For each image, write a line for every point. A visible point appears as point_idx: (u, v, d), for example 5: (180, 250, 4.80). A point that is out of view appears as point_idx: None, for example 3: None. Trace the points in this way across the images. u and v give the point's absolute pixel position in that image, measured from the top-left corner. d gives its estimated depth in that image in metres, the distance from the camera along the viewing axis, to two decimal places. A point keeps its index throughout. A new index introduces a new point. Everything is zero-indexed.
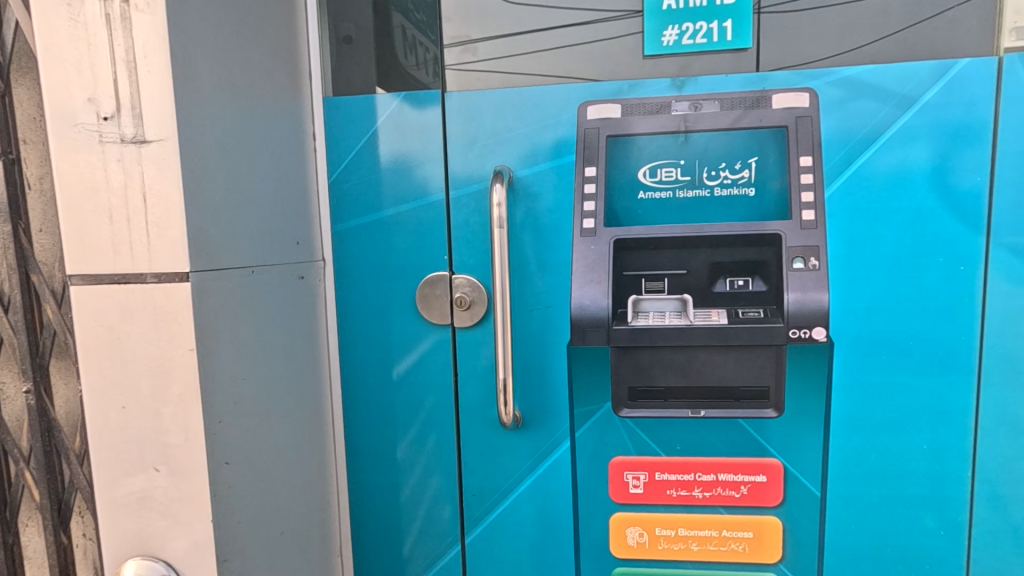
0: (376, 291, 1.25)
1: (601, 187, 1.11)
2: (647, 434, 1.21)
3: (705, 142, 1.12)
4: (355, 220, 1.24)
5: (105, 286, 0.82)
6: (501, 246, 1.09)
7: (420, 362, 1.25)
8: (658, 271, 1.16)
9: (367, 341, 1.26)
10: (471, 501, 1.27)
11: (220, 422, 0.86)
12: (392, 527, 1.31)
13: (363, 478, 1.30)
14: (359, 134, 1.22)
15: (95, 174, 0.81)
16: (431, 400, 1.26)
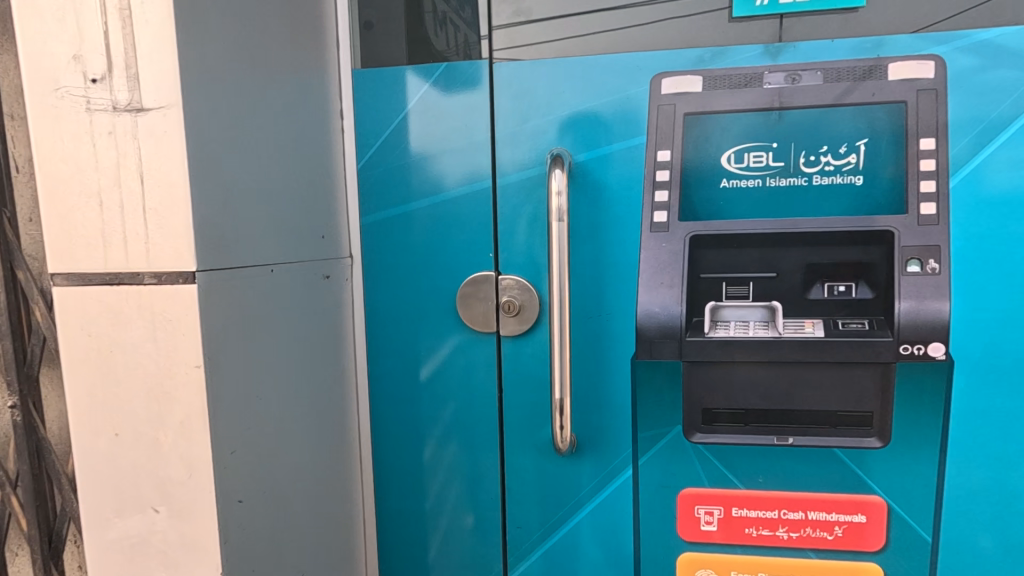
0: (397, 286, 1.09)
1: (676, 174, 0.94)
2: (724, 464, 1.03)
3: (803, 121, 0.94)
4: (385, 211, 1.08)
5: (94, 288, 0.68)
6: (562, 244, 0.92)
7: (452, 364, 1.09)
8: (741, 274, 0.98)
9: (397, 347, 1.10)
10: (496, 517, 1.12)
11: (231, 454, 0.71)
12: (410, 540, 1.15)
13: (385, 492, 1.15)
14: (390, 113, 1.06)
15: (81, 150, 0.66)
16: (453, 405, 1.10)
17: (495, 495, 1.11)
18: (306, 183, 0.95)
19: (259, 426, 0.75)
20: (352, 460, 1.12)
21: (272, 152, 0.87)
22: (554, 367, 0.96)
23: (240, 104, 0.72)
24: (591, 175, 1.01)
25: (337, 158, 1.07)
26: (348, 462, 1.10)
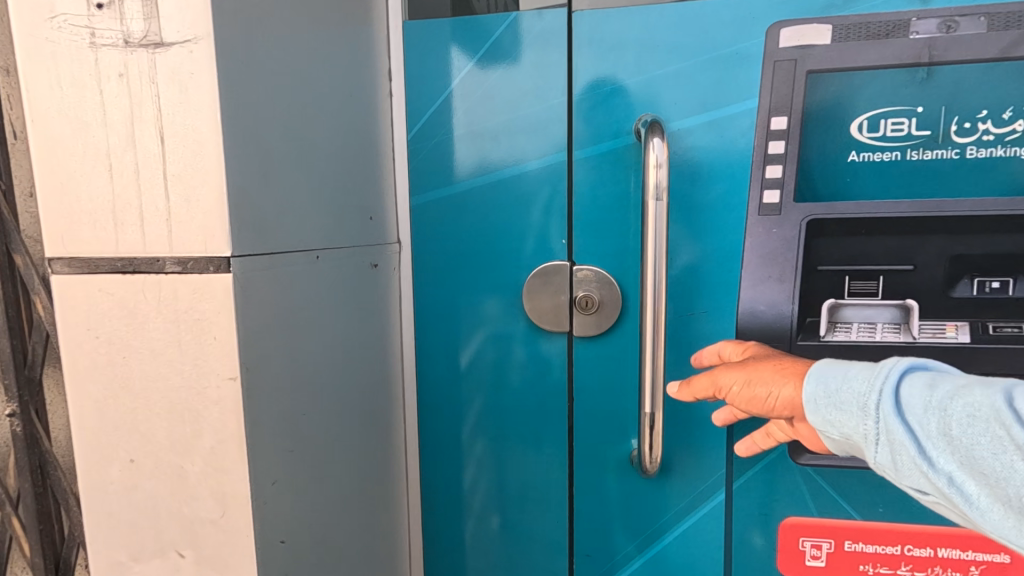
0: (438, 269, 0.94)
1: (793, 146, 0.78)
2: (835, 489, 0.89)
3: (957, 78, 0.77)
4: (439, 188, 0.92)
5: (102, 277, 0.53)
6: (661, 224, 0.77)
7: (497, 356, 0.95)
8: (869, 266, 0.80)
9: (447, 344, 0.96)
10: (534, 524, 0.98)
11: (271, 485, 0.57)
12: (443, 553, 1.01)
13: (432, 509, 1.00)
14: (448, 75, 0.90)
15: (82, 97, 0.51)
16: (495, 401, 0.96)
17: (534, 500, 0.97)
18: (350, 154, 0.79)
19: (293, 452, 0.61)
20: (397, 477, 0.97)
21: (319, 113, 0.72)
22: (644, 377, 0.81)
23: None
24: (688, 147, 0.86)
25: (384, 128, 0.91)
26: (394, 479, 0.96)
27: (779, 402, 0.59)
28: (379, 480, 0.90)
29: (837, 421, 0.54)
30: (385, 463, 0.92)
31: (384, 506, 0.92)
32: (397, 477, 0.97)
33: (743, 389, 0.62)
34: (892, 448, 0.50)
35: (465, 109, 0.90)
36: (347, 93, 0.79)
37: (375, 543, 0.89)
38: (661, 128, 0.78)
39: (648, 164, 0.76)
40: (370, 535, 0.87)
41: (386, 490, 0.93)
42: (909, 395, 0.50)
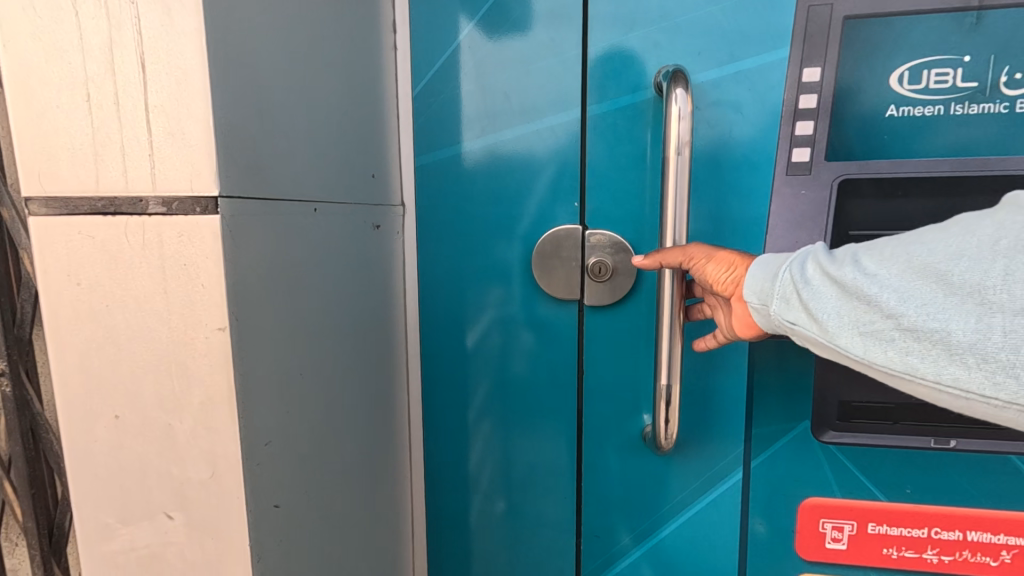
0: (440, 235, 0.90)
1: (826, 99, 0.73)
2: (862, 471, 0.85)
3: (1011, 23, 0.71)
4: (447, 149, 0.88)
5: (82, 219, 0.49)
6: (683, 180, 0.73)
7: (503, 330, 0.91)
8: (905, 230, 0.74)
9: (453, 314, 0.92)
10: (535, 501, 0.94)
11: (265, 446, 0.54)
12: (449, 531, 0.98)
13: (436, 486, 0.97)
14: (457, 28, 0.85)
15: (59, 23, 0.47)
16: (501, 376, 0.92)
17: (536, 477, 0.94)
18: (352, 110, 0.75)
19: (288, 413, 0.58)
20: (401, 454, 0.94)
21: (319, 60, 0.67)
22: (660, 350, 0.77)
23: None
24: (712, 103, 0.82)
25: (389, 86, 0.86)
26: (398, 455, 0.93)
27: (732, 281, 0.64)
28: (381, 455, 0.87)
29: (754, 288, 0.60)
30: (387, 439, 0.89)
31: (386, 483, 0.89)
32: (401, 452, 0.94)
33: (710, 255, 0.66)
34: (779, 290, 0.57)
35: (473, 65, 0.86)
36: (349, 44, 0.75)
37: (378, 519, 0.86)
38: (683, 77, 0.72)
39: (670, 116, 0.71)
40: (373, 512, 0.84)
41: (389, 466, 0.90)
42: (803, 257, 0.58)
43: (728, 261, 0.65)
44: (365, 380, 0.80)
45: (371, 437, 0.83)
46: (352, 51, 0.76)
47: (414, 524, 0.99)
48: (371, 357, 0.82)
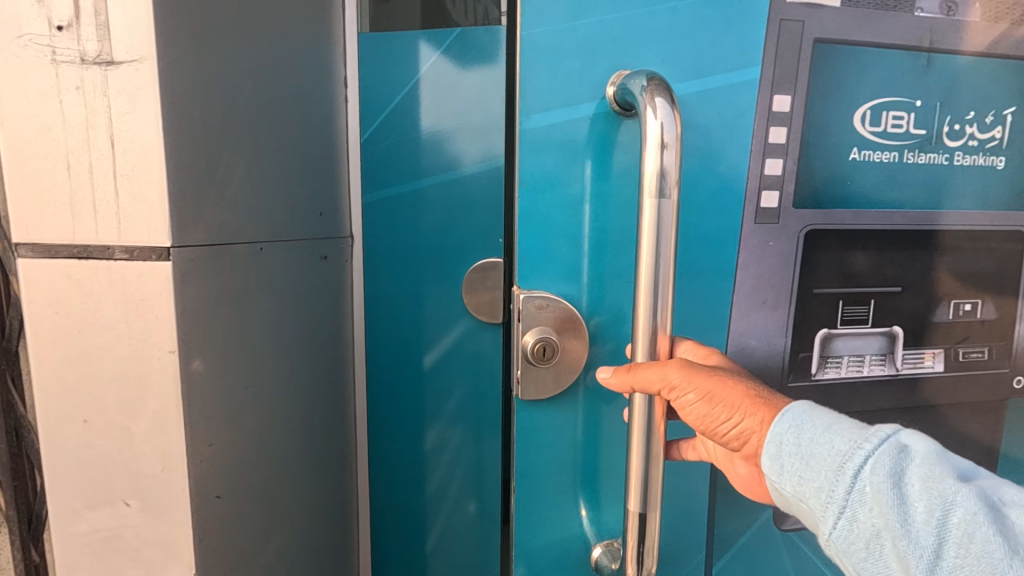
0: (387, 266, 1.02)
1: (794, 135, 0.70)
2: (814, 553, 0.83)
3: (952, 72, 0.73)
4: (390, 189, 0.99)
5: (61, 262, 0.61)
6: (669, 224, 0.55)
7: (455, 352, 1.01)
8: (862, 289, 0.76)
9: (397, 334, 1.03)
10: (483, 504, 1.06)
11: (208, 447, 0.66)
12: (413, 532, 1.09)
13: (387, 488, 1.09)
14: (406, 72, 0.95)
15: (46, 107, 0.59)
16: (452, 394, 1.03)
17: (486, 480, 1.05)
18: (302, 160, 0.87)
19: (229, 421, 0.70)
20: (346, 458, 1.07)
21: (271, 119, 0.79)
22: (633, 457, 0.58)
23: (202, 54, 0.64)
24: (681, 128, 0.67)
25: (338, 132, 0.99)
26: (343, 457, 1.05)
27: (733, 429, 0.52)
28: (331, 457, 1.00)
29: (806, 482, 0.46)
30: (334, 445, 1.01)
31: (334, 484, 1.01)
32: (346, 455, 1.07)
33: (699, 389, 0.53)
34: (866, 519, 0.43)
35: (429, 98, 0.94)
36: (300, 101, 0.87)
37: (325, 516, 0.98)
38: (663, 82, 0.56)
39: (648, 143, 0.54)
40: (321, 509, 0.97)
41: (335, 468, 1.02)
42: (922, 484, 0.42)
43: (717, 402, 0.53)
44: (313, 396, 0.92)
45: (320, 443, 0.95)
46: (304, 108, 0.87)
47: (362, 516, 1.11)
48: (320, 374, 0.94)
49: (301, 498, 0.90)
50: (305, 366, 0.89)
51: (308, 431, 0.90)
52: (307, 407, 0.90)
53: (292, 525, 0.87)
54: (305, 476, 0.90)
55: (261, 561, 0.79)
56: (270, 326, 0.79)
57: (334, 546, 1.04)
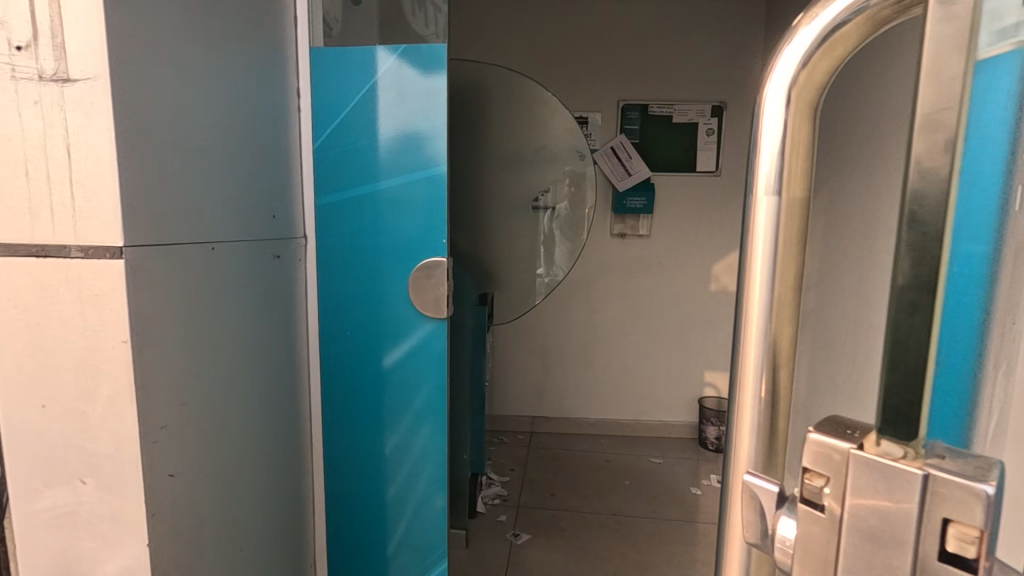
0: (340, 272, 1.11)
1: None
2: None
3: None
4: (344, 192, 1.08)
5: (22, 260, 0.67)
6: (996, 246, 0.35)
7: (415, 354, 1.12)
8: None
9: (355, 335, 1.13)
10: (431, 497, 1.17)
11: (160, 429, 0.72)
12: (375, 523, 1.20)
13: (346, 481, 1.19)
14: (361, 93, 1.05)
15: (7, 119, 0.65)
16: (403, 393, 1.14)
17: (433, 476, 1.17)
18: (257, 166, 0.94)
19: (179, 407, 0.75)
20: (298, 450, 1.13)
21: (228, 129, 0.86)
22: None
23: (158, 71, 0.71)
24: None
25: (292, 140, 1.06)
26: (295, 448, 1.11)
27: None
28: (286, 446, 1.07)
29: None
30: (288, 435, 1.08)
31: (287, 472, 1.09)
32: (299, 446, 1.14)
33: None
34: None
35: (385, 101, 1.05)
36: (256, 111, 0.94)
37: (280, 500, 1.05)
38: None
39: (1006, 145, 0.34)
40: (277, 494, 1.03)
41: (290, 456, 1.09)
42: None
43: None
44: (267, 388, 0.98)
45: (277, 432, 1.02)
46: (259, 118, 0.94)
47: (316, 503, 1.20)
48: (275, 368, 1.01)
49: (257, 484, 0.96)
50: (260, 360, 0.96)
51: (263, 420, 0.97)
52: (261, 397, 0.96)
53: (246, 506, 0.93)
54: (259, 461, 0.96)
55: (215, 538, 0.85)
56: (221, 321, 0.85)
57: (289, 531, 1.11)
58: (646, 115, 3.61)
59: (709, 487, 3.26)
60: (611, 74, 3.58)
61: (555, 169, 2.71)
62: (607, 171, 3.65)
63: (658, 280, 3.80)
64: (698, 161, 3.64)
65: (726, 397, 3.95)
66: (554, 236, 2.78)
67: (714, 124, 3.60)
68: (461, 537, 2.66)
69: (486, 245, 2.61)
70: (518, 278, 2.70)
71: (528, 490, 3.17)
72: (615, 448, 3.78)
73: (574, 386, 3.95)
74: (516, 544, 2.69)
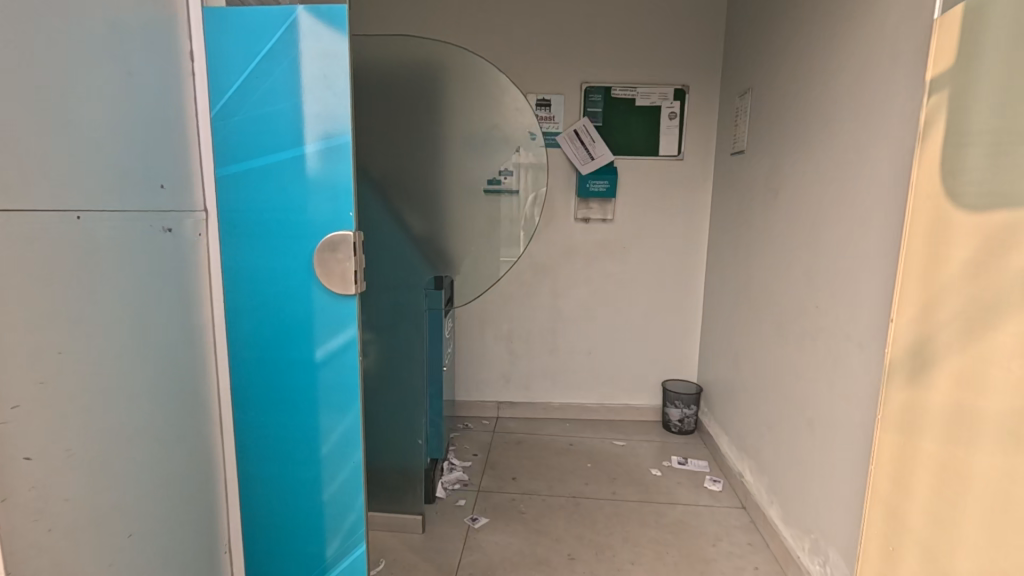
0: (262, 274, 1.31)
1: None
2: None
3: None
4: (249, 161, 1.25)
5: None
6: None
7: (342, 347, 1.34)
8: None
9: (280, 324, 1.33)
10: (349, 472, 1.41)
11: (11, 409, 0.82)
12: (295, 488, 1.43)
13: (271, 451, 1.41)
14: (280, 111, 1.24)
15: None
16: (325, 382, 1.37)
17: (349, 458, 1.40)
18: (131, 142, 1.02)
19: (18, 360, 0.84)
20: (213, 418, 1.32)
21: (92, 106, 0.94)
22: None
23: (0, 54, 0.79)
24: None
25: (172, 119, 1.14)
26: (199, 407, 1.26)
27: None
28: (175, 401, 1.17)
29: None
30: (179, 391, 1.18)
31: (181, 430, 1.19)
32: (212, 416, 1.32)
33: None
34: None
35: (298, 66, 1.21)
36: (127, 90, 1.01)
37: (169, 456, 1.15)
38: None
39: None
40: (163, 444, 1.13)
41: (180, 411, 1.19)
42: None
43: None
44: (147, 345, 1.08)
45: (162, 386, 1.12)
46: (131, 95, 1.02)
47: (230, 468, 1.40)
48: (157, 330, 1.10)
49: (135, 432, 1.06)
50: (135, 322, 1.05)
51: (142, 374, 1.07)
52: (140, 353, 1.06)
53: (127, 471, 1.05)
54: (140, 422, 1.07)
55: (78, 479, 0.94)
56: (86, 281, 0.94)
57: (205, 489, 1.29)
58: (609, 97, 3.58)
59: (669, 469, 3.30)
60: (571, 57, 3.55)
61: (509, 150, 2.79)
62: (571, 154, 3.62)
63: (622, 264, 3.80)
64: (660, 145, 3.64)
65: (692, 380, 3.96)
66: (533, 219, 3.06)
67: (677, 108, 3.60)
68: (417, 522, 2.64)
69: (441, 227, 2.56)
70: (474, 261, 2.69)
71: (489, 475, 3.17)
72: (580, 431, 3.80)
73: (539, 370, 3.96)
74: (474, 528, 2.69)
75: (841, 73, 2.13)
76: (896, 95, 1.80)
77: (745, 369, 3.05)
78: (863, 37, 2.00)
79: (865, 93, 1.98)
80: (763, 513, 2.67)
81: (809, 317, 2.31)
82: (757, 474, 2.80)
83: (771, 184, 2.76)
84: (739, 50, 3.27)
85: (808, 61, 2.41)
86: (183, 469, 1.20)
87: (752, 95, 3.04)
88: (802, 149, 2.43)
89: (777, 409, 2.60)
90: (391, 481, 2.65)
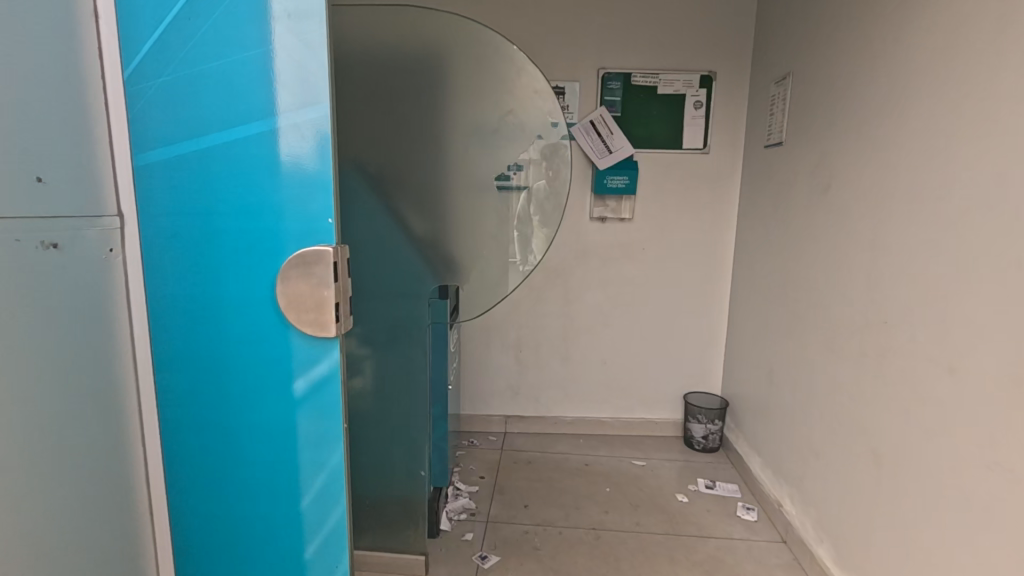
0: (219, 285, 1.06)
1: None
2: None
3: None
4: (179, 142, 1.02)
5: None
6: None
7: (326, 380, 1.06)
8: None
9: (240, 349, 1.07)
10: (326, 538, 1.13)
11: None
12: (256, 552, 1.16)
13: (232, 503, 1.14)
14: (245, 79, 0.99)
15: None
16: (304, 432, 1.09)
17: (323, 528, 1.12)
18: None
19: None
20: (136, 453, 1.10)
21: None
22: None
23: None
24: None
25: (67, 90, 0.93)
26: (100, 439, 1.02)
27: None
28: (38, 427, 0.91)
29: None
30: (47, 405, 0.92)
31: (47, 455, 0.93)
32: (137, 448, 1.11)
33: None
34: None
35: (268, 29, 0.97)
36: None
37: (59, 507, 0.95)
38: None
39: None
40: (6, 470, 0.86)
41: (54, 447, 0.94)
42: None
43: None
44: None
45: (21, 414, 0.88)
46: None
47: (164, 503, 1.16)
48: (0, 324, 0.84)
49: None
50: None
51: None
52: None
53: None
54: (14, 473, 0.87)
55: None
56: None
57: (111, 523, 1.06)
58: (628, 85, 3.26)
59: (696, 494, 3.00)
60: (586, 39, 3.23)
61: (522, 141, 2.42)
62: (586, 147, 3.31)
63: (641, 267, 3.48)
64: (684, 138, 3.32)
65: (716, 393, 3.64)
66: (529, 220, 2.55)
67: (702, 96, 3.28)
68: (420, 564, 2.34)
69: (448, 229, 2.24)
70: (483, 266, 2.36)
71: (498, 503, 2.87)
72: (595, 449, 3.49)
73: (551, 382, 3.65)
74: (483, 568, 2.38)
75: (917, 49, 1.82)
76: (1006, 71, 1.48)
77: (782, 386, 2.74)
78: (949, 5, 1.69)
79: (954, 71, 1.66)
80: (810, 552, 2.37)
81: (873, 334, 2.00)
82: (801, 506, 2.50)
83: (817, 179, 2.45)
84: (774, 33, 2.96)
85: (869, 37, 2.09)
86: (51, 511, 0.94)
87: (791, 81, 2.72)
88: (860, 140, 2.12)
89: (828, 436, 2.30)
90: (391, 516, 2.34)
